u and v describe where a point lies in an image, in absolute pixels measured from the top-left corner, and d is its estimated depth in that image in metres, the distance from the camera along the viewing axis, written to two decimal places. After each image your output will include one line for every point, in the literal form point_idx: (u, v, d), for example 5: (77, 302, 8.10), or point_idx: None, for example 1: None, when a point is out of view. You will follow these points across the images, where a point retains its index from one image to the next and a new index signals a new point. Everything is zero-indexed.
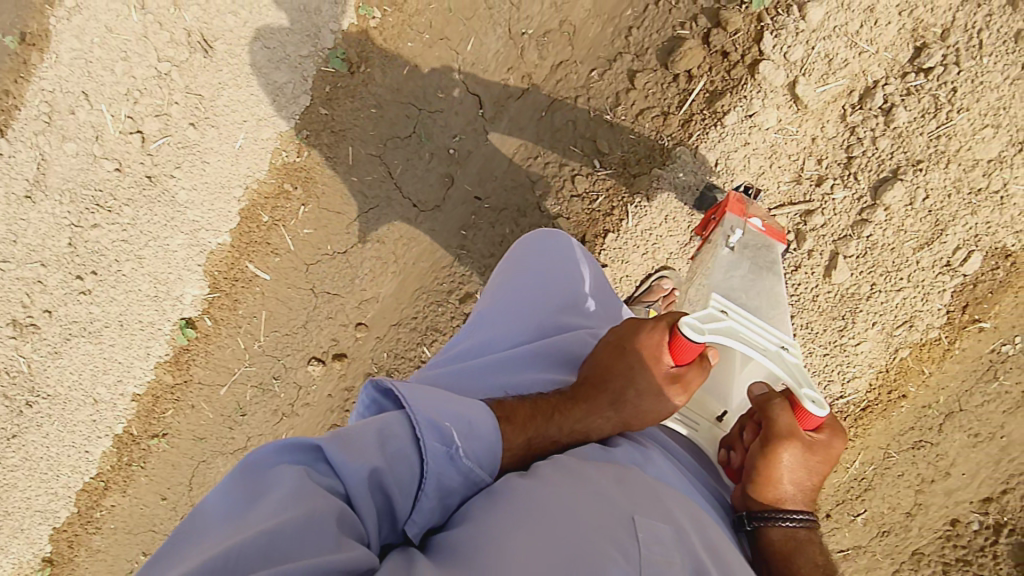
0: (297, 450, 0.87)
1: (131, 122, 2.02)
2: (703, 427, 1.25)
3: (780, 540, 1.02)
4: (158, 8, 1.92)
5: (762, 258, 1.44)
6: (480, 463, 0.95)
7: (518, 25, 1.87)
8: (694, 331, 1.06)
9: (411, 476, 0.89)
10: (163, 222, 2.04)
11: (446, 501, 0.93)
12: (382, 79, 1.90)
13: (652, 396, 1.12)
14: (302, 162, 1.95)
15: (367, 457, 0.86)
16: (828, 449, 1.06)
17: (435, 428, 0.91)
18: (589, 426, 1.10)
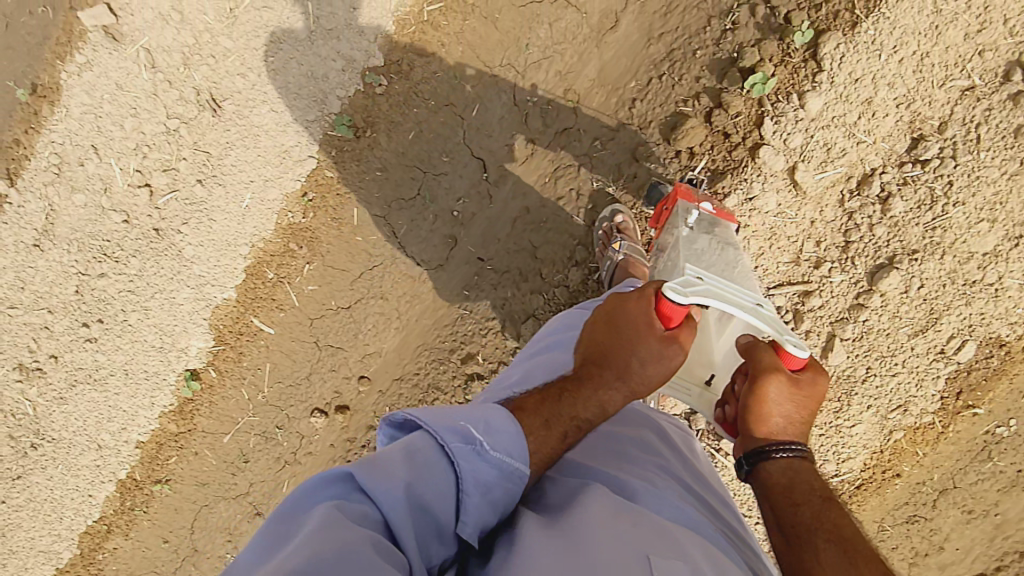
0: (329, 482, 0.86)
1: (139, 175, 2.04)
2: (695, 392, 1.39)
3: (778, 473, 1.08)
4: (168, 67, 1.92)
5: (718, 230, 1.53)
6: (510, 454, 0.96)
7: (523, 93, 1.89)
8: (678, 291, 1.11)
9: (446, 489, 0.90)
10: (169, 276, 2.06)
11: (489, 497, 0.94)
12: (388, 143, 1.91)
13: (652, 361, 1.16)
14: (307, 223, 1.97)
15: (398, 476, 0.87)
16: (813, 388, 1.11)
17: (458, 433, 0.94)
18: (602, 400, 1.15)
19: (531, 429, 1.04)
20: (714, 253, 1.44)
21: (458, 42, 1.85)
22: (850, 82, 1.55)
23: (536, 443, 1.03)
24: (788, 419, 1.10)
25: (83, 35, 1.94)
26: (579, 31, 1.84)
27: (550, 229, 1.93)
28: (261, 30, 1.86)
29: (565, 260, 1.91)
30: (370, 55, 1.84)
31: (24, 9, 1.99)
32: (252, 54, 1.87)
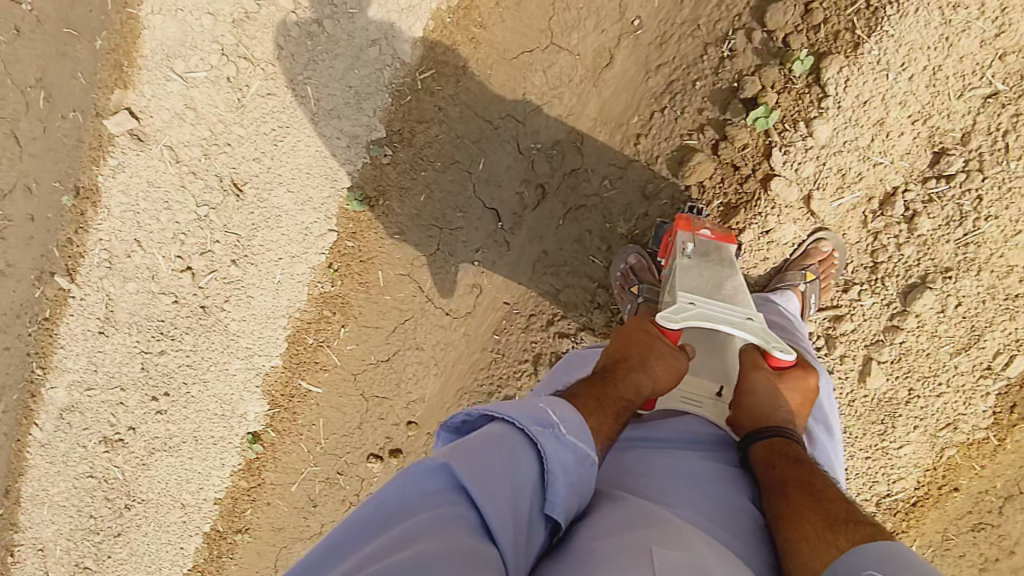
0: (422, 478, 0.84)
1: (181, 260, 2.14)
2: (707, 405, 1.31)
3: (767, 454, 1.14)
4: (191, 159, 2.03)
5: (716, 254, 1.37)
6: (584, 439, 0.96)
7: (526, 140, 1.86)
8: (670, 320, 1.22)
9: (531, 472, 0.90)
10: (219, 349, 2.19)
11: (571, 482, 0.93)
12: (401, 207, 1.95)
13: (672, 354, 1.25)
14: (337, 291, 2.06)
15: (487, 467, 0.85)
16: (802, 383, 1.26)
17: (534, 419, 0.94)
18: (637, 381, 1.20)
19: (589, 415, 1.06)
20: (711, 278, 1.31)
21: (454, 102, 1.85)
22: (858, 105, 1.51)
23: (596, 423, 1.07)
24: (773, 404, 1.21)
25: (111, 139, 2.07)
26: (574, 73, 1.80)
27: (569, 271, 1.92)
28: (269, 116, 1.93)
29: (587, 304, 1.91)
30: (371, 128, 1.89)
31: (55, 114, 2.10)
32: (262, 139, 1.96)
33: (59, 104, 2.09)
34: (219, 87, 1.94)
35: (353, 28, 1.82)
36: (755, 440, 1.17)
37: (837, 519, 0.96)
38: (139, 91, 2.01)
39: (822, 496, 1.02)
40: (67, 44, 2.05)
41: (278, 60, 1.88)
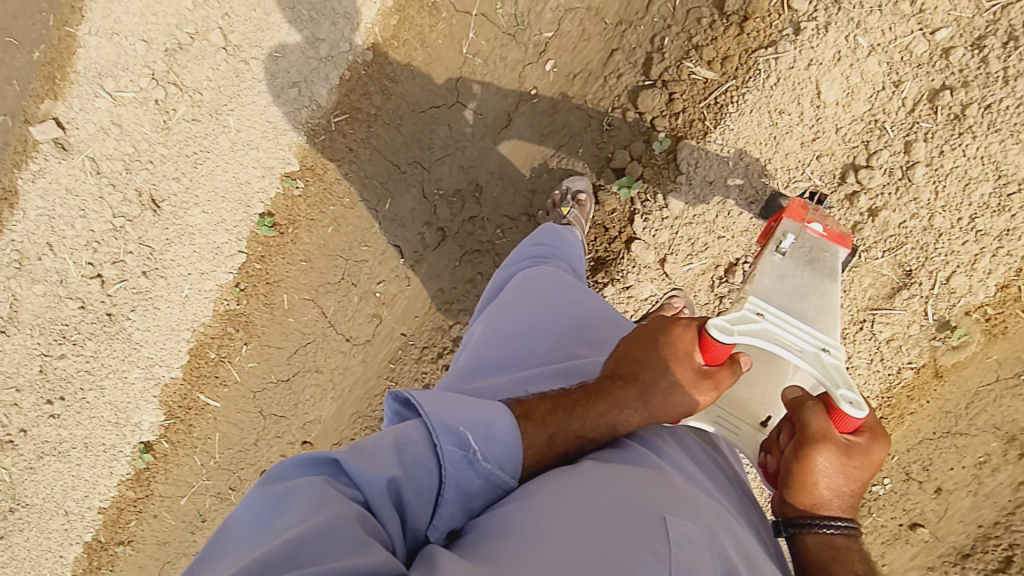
0: (317, 463, 0.89)
1: (92, 267, 2.21)
2: (745, 432, 1.23)
3: (817, 549, 0.99)
4: (112, 173, 2.13)
5: (819, 265, 1.35)
6: (500, 464, 0.97)
7: (430, 187, 2.04)
8: (720, 331, 1.06)
9: (429, 484, 0.91)
10: (121, 357, 2.24)
11: (468, 505, 0.96)
12: (309, 236, 2.07)
13: (678, 390, 1.10)
14: (242, 309, 2.14)
15: (384, 468, 0.87)
16: (869, 457, 0.99)
17: (451, 433, 0.93)
18: (616, 419, 1.11)
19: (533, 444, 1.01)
20: (799, 285, 1.29)
21: (365, 146, 2.00)
22: (706, 185, 1.73)
23: (533, 460, 1.02)
24: (834, 487, 1.00)
25: (36, 146, 2.15)
26: (475, 130, 1.99)
27: (461, 308, 2.06)
28: (192, 140, 2.05)
29: None
30: (286, 161, 2.00)
31: None
32: (184, 160, 2.07)
33: None
34: (147, 109, 2.06)
35: (275, 69, 1.94)
36: (804, 525, 1.01)
37: None
38: (69, 103, 2.11)
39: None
40: (6, 52, 2.12)
41: (206, 91, 2.01)
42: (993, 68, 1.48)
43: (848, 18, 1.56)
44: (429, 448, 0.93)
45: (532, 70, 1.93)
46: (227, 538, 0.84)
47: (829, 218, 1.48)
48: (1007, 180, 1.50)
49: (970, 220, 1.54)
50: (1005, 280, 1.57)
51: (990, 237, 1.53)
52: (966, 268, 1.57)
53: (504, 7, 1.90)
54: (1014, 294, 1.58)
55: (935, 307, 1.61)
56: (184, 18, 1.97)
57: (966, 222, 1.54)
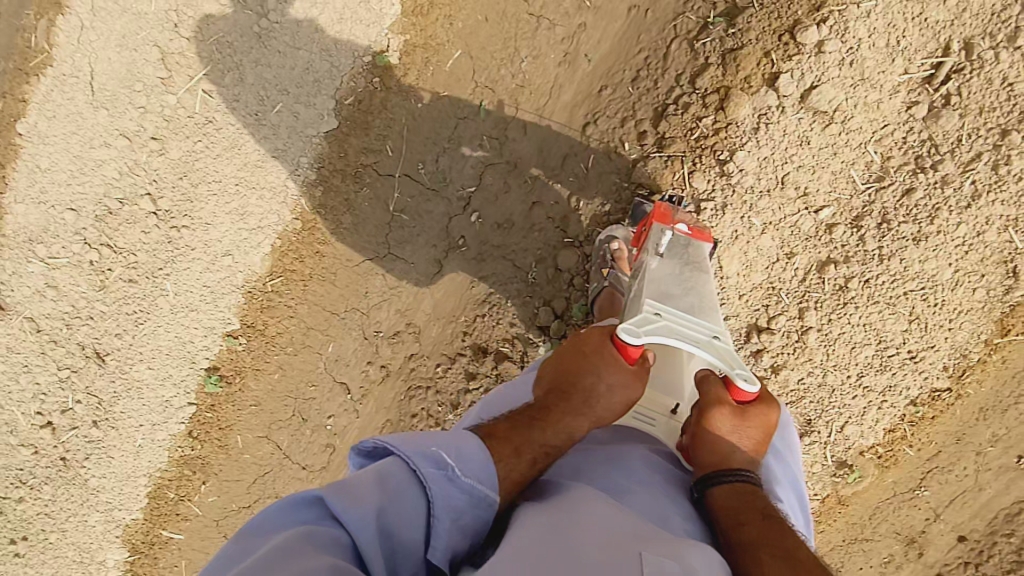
0: (298, 507, 0.90)
1: (42, 416, 2.21)
2: (660, 423, 1.31)
3: (724, 497, 1.09)
4: (51, 328, 2.12)
5: (687, 258, 1.44)
6: (479, 480, 0.98)
7: (370, 329, 2.08)
8: (632, 332, 1.17)
9: (412, 509, 0.93)
10: (79, 501, 2.26)
11: (458, 522, 0.96)
12: (255, 383, 2.12)
13: (616, 388, 1.19)
14: (196, 452, 2.20)
15: (369, 499, 0.90)
16: (761, 420, 1.17)
17: (425, 456, 0.96)
18: (570, 426, 1.17)
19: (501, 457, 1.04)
20: (681, 287, 1.34)
21: (303, 302, 2.04)
22: None
23: (505, 470, 1.04)
24: (738, 446, 1.15)
25: None
26: (410, 277, 2.02)
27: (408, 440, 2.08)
28: (131, 300, 2.06)
29: None
30: (227, 321, 2.04)
31: None
32: (124, 318, 2.08)
33: None
34: (82, 270, 2.05)
35: (207, 239, 1.96)
36: (715, 481, 1.11)
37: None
38: (1, 264, 2.06)
39: (794, 557, 0.95)
40: None
41: (139, 253, 2.01)
42: (870, 246, 1.64)
43: (741, 201, 1.67)
44: (408, 477, 0.95)
45: (458, 221, 1.97)
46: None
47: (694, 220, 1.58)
48: (887, 343, 1.69)
49: (858, 377, 1.73)
50: (891, 425, 1.77)
51: (875, 392, 1.73)
52: (857, 418, 1.76)
53: (426, 166, 1.92)
54: (899, 435, 1.78)
55: (832, 450, 1.80)
56: (111, 186, 1.96)
57: (854, 378, 1.73)
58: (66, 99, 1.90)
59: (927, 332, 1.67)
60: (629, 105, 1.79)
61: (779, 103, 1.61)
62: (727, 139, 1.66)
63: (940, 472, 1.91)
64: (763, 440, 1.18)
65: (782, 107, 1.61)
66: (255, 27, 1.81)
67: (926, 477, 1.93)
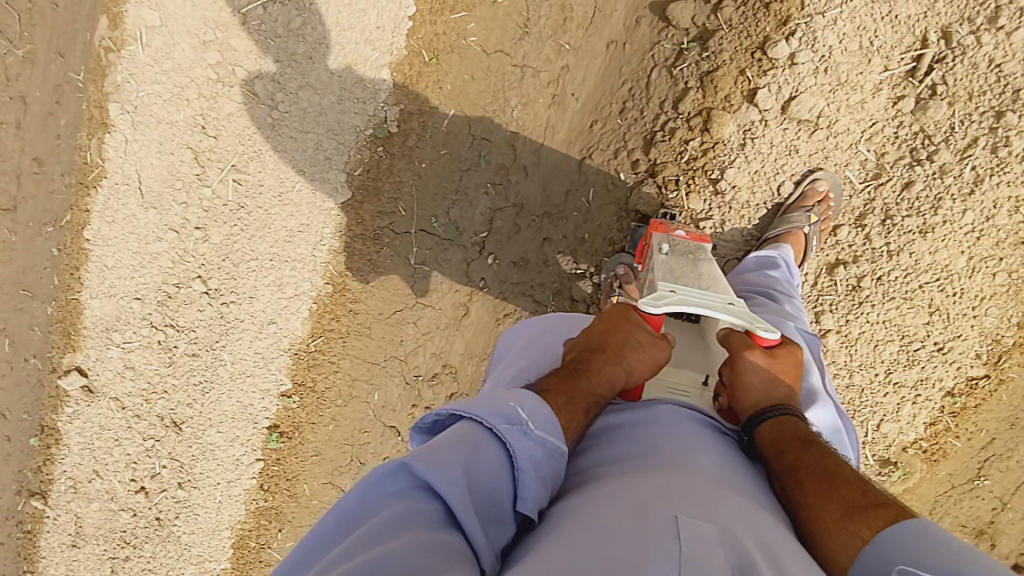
0: (385, 478, 0.86)
1: (135, 481, 2.39)
2: (694, 394, 1.25)
3: (768, 437, 1.13)
4: (134, 404, 2.33)
5: (690, 244, 1.37)
6: (552, 432, 0.98)
7: (411, 374, 2.17)
8: (652, 306, 1.15)
9: (499, 465, 0.92)
10: (175, 555, 2.41)
11: (541, 475, 0.96)
12: (314, 436, 2.28)
13: (650, 345, 1.16)
14: (269, 504, 2.35)
15: (454, 460, 0.87)
16: (791, 358, 1.20)
17: (499, 414, 0.96)
18: (612, 375, 1.15)
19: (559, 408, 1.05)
20: (692, 273, 1.24)
21: (345, 357, 2.19)
22: None
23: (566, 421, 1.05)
24: (773, 384, 1.16)
25: (66, 394, 2.35)
26: (440, 321, 2.12)
27: None
28: (196, 371, 2.27)
29: None
30: (280, 382, 2.23)
31: (21, 354, 2.33)
32: (193, 388, 2.29)
33: (22, 348, 2.32)
34: (153, 350, 2.28)
35: (253, 310, 2.16)
36: (761, 421, 1.15)
37: (854, 506, 0.97)
38: (85, 353, 2.31)
39: (837, 479, 1.03)
40: (25, 304, 2.28)
41: (200, 331, 2.23)
42: (877, 243, 1.62)
43: (740, 215, 1.71)
44: (487, 433, 0.93)
45: (476, 265, 2.05)
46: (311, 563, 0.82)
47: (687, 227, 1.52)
48: (910, 337, 1.65)
49: (886, 374, 1.69)
50: (931, 418, 1.70)
51: (907, 387, 1.68)
52: (892, 415, 1.71)
53: (439, 219, 2.03)
54: (942, 427, 1.71)
55: (872, 449, 1.76)
56: (168, 274, 2.19)
57: (883, 375, 1.69)
58: (121, 205, 2.15)
59: (951, 322, 1.62)
60: (620, 135, 1.85)
61: (762, 117, 1.64)
62: (715, 158, 1.69)
63: (999, 460, 1.72)
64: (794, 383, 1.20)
65: (766, 120, 1.63)
66: (269, 118, 2.00)
67: (983, 466, 1.73)
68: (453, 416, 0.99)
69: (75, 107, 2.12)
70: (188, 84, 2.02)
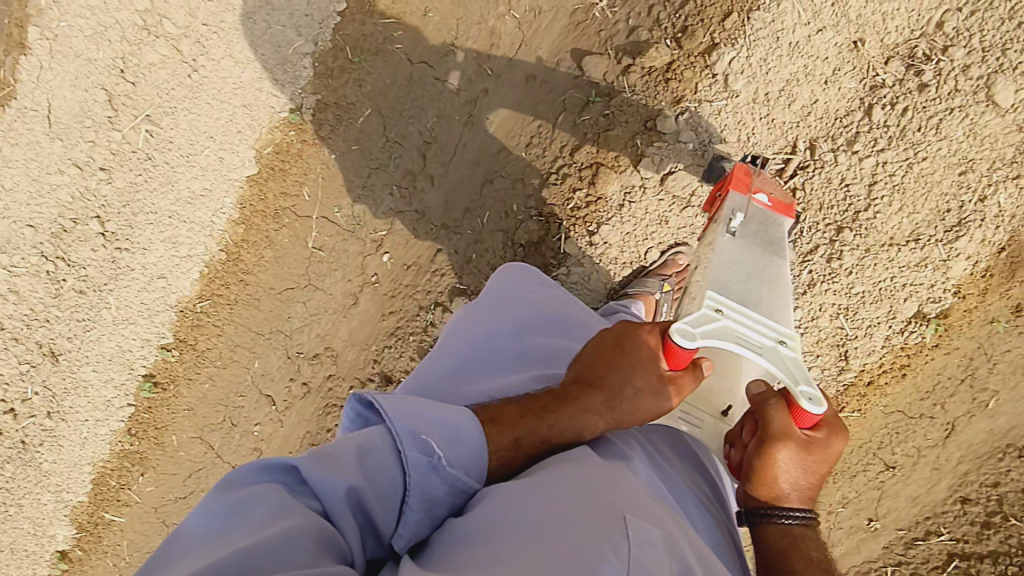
0: (276, 470, 0.93)
1: (5, 402, 2.38)
2: (707, 424, 1.27)
3: (777, 535, 1.07)
4: (13, 326, 2.31)
5: (753, 264, 1.32)
6: (463, 471, 0.99)
7: (293, 349, 2.20)
8: (683, 338, 1.08)
9: (394, 491, 0.94)
10: (34, 481, 2.41)
11: (432, 512, 0.97)
12: (188, 391, 2.30)
13: (646, 395, 1.12)
14: (135, 448, 2.38)
15: (345, 474, 0.90)
16: (827, 452, 1.09)
17: (414, 438, 0.95)
18: (583, 424, 1.12)
19: (496, 446, 1.03)
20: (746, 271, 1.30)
21: (230, 323, 2.22)
22: None
23: (498, 462, 1.04)
24: (795, 481, 1.08)
25: None
26: (328, 307, 2.17)
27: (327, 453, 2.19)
28: (81, 308, 2.27)
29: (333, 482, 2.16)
30: (162, 335, 2.25)
31: None
32: (76, 323, 2.29)
33: None
34: (40, 279, 2.26)
35: (145, 261, 2.18)
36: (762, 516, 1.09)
37: None
38: None
39: None
40: None
41: (90, 269, 2.23)
42: None
43: (609, 270, 1.81)
44: (391, 452, 0.94)
45: (371, 260, 2.12)
46: (183, 544, 0.87)
47: (774, 188, 1.47)
48: None
49: None
50: None
51: None
52: None
53: (342, 210, 2.08)
54: None
55: None
56: (65, 208, 2.18)
57: None
58: (26, 129, 2.12)
59: None
60: (522, 169, 1.93)
61: (642, 183, 1.75)
62: (595, 213, 1.80)
63: None
64: (824, 472, 1.11)
65: (644, 188, 1.75)
66: (190, 78, 2.02)
67: None
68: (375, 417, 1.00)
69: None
70: (114, 26, 2.02)
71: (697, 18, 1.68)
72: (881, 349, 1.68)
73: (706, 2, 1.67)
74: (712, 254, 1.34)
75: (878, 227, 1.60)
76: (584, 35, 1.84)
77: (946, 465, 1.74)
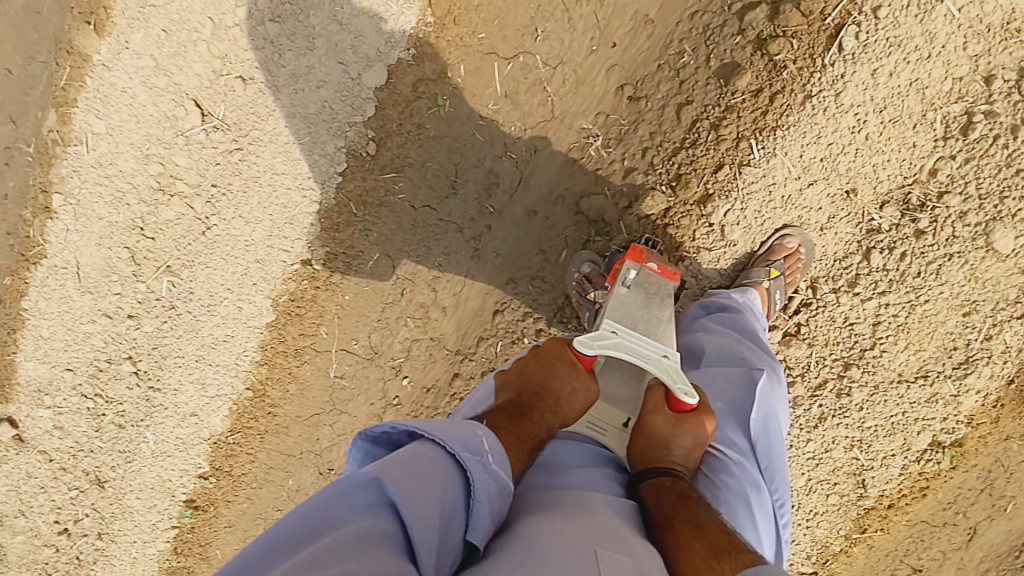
0: (351, 492, 0.88)
1: (59, 523, 2.35)
2: (611, 435, 1.26)
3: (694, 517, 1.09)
4: (62, 457, 2.32)
5: (649, 312, 1.31)
6: (506, 469, 0.99)
7: (324, 465, 2.28)
8: (587, 346, 1.21)
9: (457, 500, 0.93)
10: None
11: (496, 509, 0.96)
12: (228, 510, 2.37)
13: (583, 390, 1.19)
14: (183, 563, 2.41)
15: (415, 493, 0.88)
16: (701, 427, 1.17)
17: (464, 444, 0.97)
18: (547, 425, 1.16)
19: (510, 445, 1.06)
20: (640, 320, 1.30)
21: (262, 449, 2.30)
22: None
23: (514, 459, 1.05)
24: (668, 446, 1.15)
25: None
26: (353, 426, 2.23)
27: None
28: (122, 440, 2.31)
29: None
30: (199, 465, 2.34)
31: None
32: (118, 454, 2.32)
33: None
34: (82, 414, 2.29)
35: (177, 399, 2.27)
36: (644, 480, 1.13)
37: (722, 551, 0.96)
38: (18, 404, 2.28)
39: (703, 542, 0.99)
40: None
41: (127, 406, 2.29)
42: None
43: None
44: (447, 459, 0.94)
45: (391, 384, 2.17)
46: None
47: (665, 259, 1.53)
48: None
49: None
50: None
51: None
52: None
53: (359, 342, 2.15)
54: None
55: None
56: (100, 351, 2.23)
57: None
58: (57, 285, 2.17)
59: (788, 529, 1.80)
60: (531, 299, 1.99)
61: None
62: None
63: None
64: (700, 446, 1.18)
65: None
66: (203, 235, 2.11)
67: None
68: (414, 432, 1.00)
69: (22, 175, 2.12)
70: (131, 189, 2.09)
71: (690, 167, 1.74)
72: (899, 477, 1.73)
73: (699, 153, 1.73)
74: (609, 304, 1.35)
75: (885, 364, 1.68)
76: (580, 172, 1.89)
77: (974, 569, 1.77)
